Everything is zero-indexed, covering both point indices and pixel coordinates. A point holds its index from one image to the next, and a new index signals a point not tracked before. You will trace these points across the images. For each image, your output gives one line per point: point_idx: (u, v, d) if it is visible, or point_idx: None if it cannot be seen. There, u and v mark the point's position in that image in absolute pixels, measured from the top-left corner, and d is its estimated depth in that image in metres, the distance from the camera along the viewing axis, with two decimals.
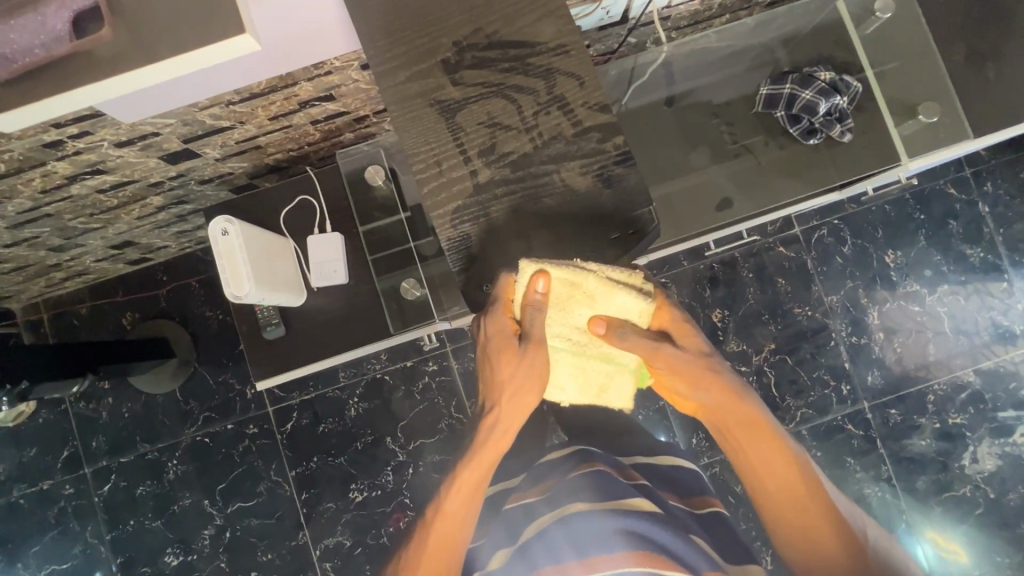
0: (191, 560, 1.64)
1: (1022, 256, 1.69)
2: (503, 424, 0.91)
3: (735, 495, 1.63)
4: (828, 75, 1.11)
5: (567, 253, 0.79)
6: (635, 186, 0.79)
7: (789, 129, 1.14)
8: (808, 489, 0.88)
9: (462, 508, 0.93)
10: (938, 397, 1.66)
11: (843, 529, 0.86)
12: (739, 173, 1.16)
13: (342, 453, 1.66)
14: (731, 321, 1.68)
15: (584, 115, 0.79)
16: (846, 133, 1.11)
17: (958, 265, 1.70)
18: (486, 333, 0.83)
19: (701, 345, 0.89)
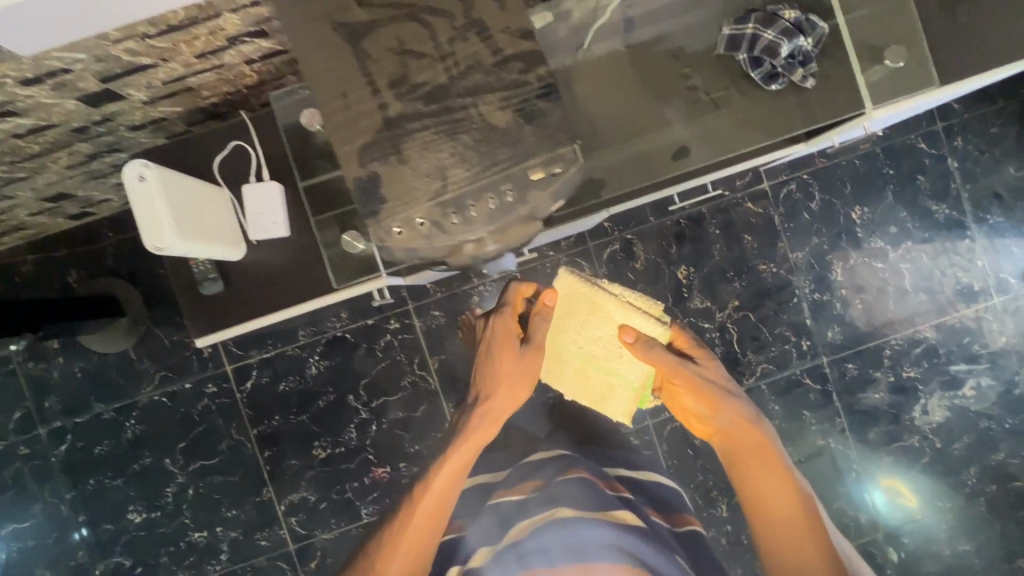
0: (155, 517, 1.64)
1: (985, 212, 1.69)
2: (494, 411, 1.20)
3: (694, 449, 1.67)
4: (792, 14, 1.03)
5: (484, 195, 0.76)
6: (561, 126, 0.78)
7: (750, 73, 1.06)
8: (804, 509, 1.06)
9: (447, 487, 1.13)
10: (894, 351, 1.69)
11: (831, 552, 1.02)
12: (701, 116, 1.09)
13: (304, 411, 1.65)
14: (696, 278, 1.67)
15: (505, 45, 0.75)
16: (808, 78, 1.04)
17: (923, 221, 1.69)
18: (497, 332, 1.22)
19: (711, 369, 1.23)
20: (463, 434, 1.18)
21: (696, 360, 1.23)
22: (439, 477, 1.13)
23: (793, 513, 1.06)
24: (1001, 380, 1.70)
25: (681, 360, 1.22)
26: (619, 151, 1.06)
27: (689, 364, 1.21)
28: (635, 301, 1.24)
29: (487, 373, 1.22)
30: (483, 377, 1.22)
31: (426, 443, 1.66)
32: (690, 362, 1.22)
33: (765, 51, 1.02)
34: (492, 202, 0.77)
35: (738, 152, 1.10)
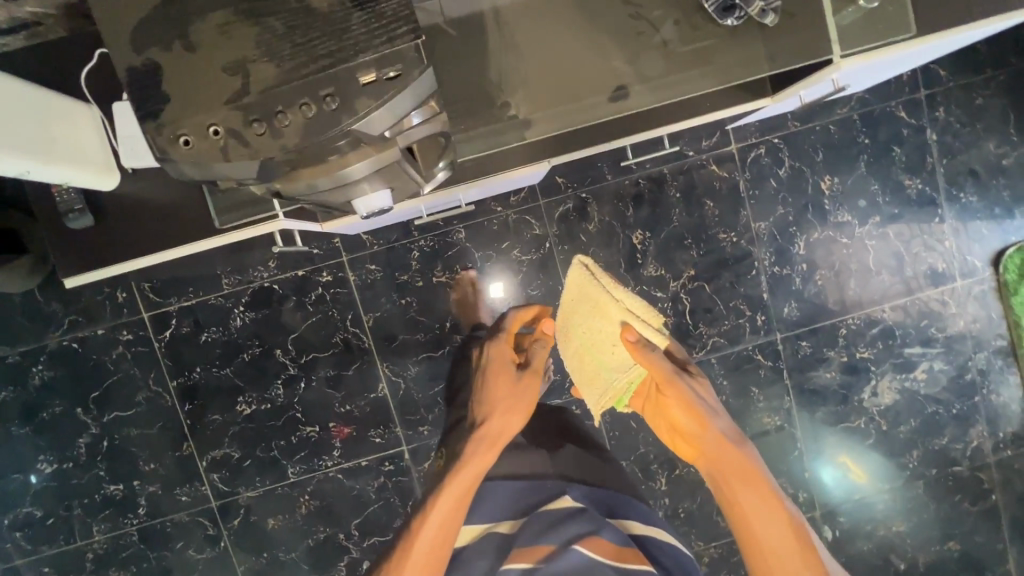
0: (66, 468, 1.55)
1: (959, 190, 1.60)
2: (493, 431, 1.16)
3: (638, 422, 1.62)
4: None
5: (297, 101, 0.56)
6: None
7: (704, 2, 0.94)
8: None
9: (449, 519, 1.06)
10: (850, 330, 1.63)
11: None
12: (641, 52, 0.96)
13: (227, 364, 1.55)
14: (652, 244, 1.57)
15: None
16: (768, 13, 0.92)
17: (893, 196, 1.60)
18: (493, 357, 1.25)
19: (697, 379, 1.19)
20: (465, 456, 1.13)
21: (681, 365, 1.23)
22: (438, 510, 1.06)
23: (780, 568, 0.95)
24: (954, 365, 1.66)
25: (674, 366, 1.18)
26: (531, 78, 0.95)
27: (677, 368, 1.18)
28: (636, 312, 1.20)
29: (485, 405, 1.19)
30: (483, 407, 1.20)
31: (357, 404, 1.58)
32: (676, 357, 1.25)
33: None
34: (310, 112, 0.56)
35: (682, 96, 0.97)
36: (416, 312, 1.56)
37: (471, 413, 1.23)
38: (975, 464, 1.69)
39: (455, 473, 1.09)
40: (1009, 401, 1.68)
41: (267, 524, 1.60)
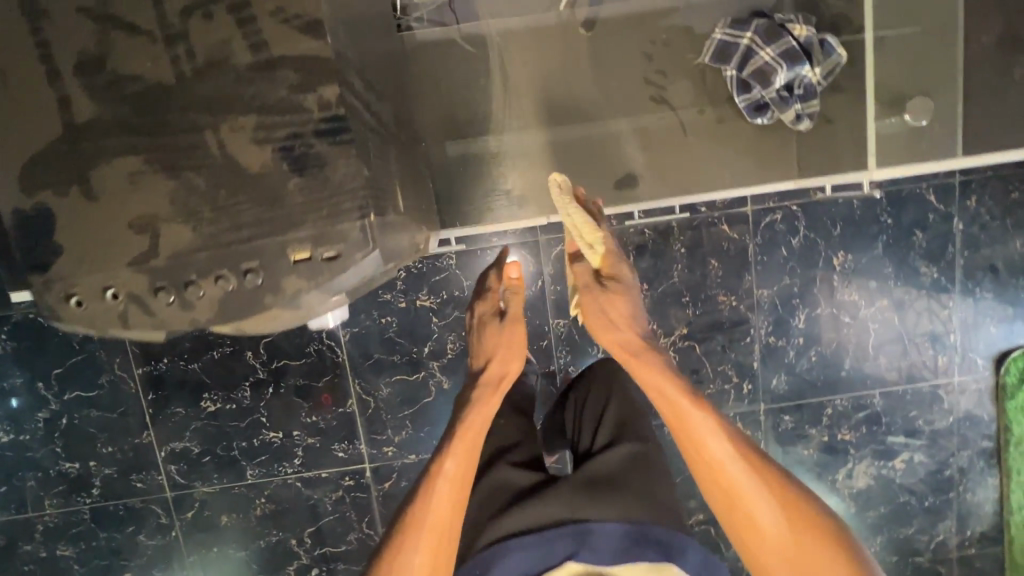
0: (23, 440, 1.53)
1: (975, 285, 1.53)
2: (493, 377, 1.12)
3: None
4: (803, 33, 1.31)
5: (223, 268, 0.84)
6: (328, 158, 0.83)
7: (743, 96, 1.35)
8: (740, 498, 0.89)
9: (465, 467, 1.01)
10: (836, 411, 1.58)
11: (772, 508, 0.87)
12: (647, 143, 1.40)
13: (196, 360, 1.51)
14: (647, 297, 1.50)
15: (268, 58, 0.81)
16: (799, 116, 1.35)
17: (906, 282, 1.52)
18: (481, 308, 1.21)
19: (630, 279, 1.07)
20: (470, 404, 1.09)
21: (618, 261, 1.07)
22: (452, 460, 1.00)
23: (722, 483, 0.90)
24: (935, 460, 1.62)
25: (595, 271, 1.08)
26: (555, 151, 1.40)
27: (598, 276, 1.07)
28: (576, 223, 1.07)
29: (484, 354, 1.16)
30: (483, 357, 1.15)
31: (323, 416, 1.54)
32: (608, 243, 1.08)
33: (756, 78, 1.31)
34: (231, 279, 0.85)
35: (679, 194, 1.43)
36: (394, 332, 1.50)
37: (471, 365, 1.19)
38: (936, 557, 1.67)
39: (465, 421, 1.04)
40: (984, 501, 1.65)
41: (220, 521, 1.58)
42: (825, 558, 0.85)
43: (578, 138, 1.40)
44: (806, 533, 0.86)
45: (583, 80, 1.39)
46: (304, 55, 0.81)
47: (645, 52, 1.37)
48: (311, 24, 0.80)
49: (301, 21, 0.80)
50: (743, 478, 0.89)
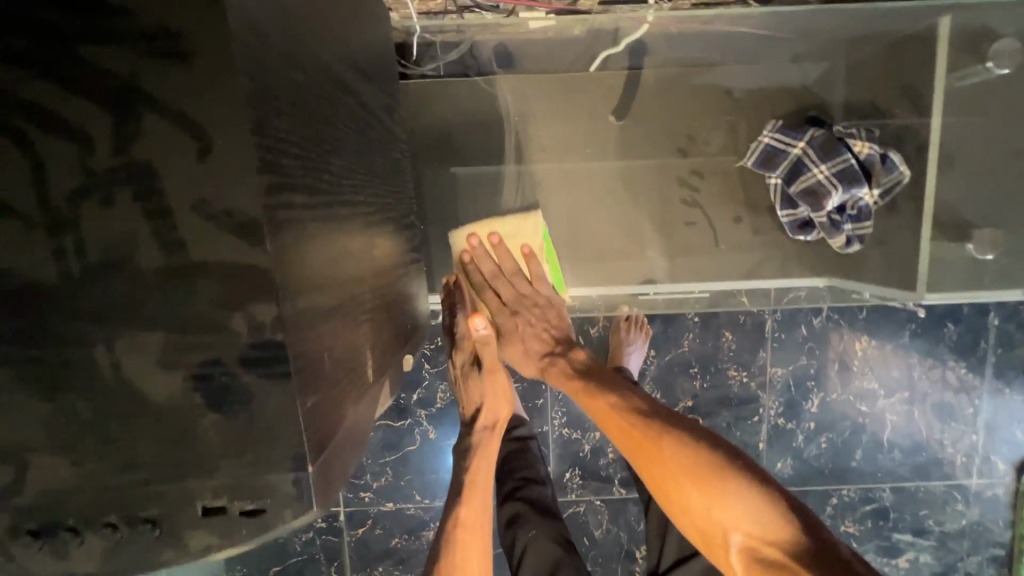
0: None
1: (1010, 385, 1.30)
2: (485, 446, 0.72)
3: (590, 541, 1.07)
4: (865, 149, 0.77)
5: None
6: (214, 453, 0.26)
7: (779, 212, 0.82)
8: (656, 448, 0.56)
9: (486, 511, 0.68)
10: (840, 502, 1.34)
11: (697, 450, 0.54)
12: (677, 231, 0.85)
13: None
14: (654, 366, 1.27)
15: (163, 259, 0.24)
16: (854, 242, 0.80)
17: (929, 372, 1.29)
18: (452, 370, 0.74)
19: (545, 313, 0.74)
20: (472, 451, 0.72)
21: (533, 298, 0.74)
22: (468, 540, 0.64)
23: (636, 435, 0.59)
24: (941, 561, 1.36)
25: (501, 312, 0.73)
26: (553, 221, 0.84)
27: (500, 325, 0.74)
28: (495, 262, 0.75)
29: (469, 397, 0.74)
30: (469, 400, 0.74)
31: None
32: (521, 280, 0.74)
33: (804, 194, 0.79)
34: None
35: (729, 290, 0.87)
36: None
37: (456, 480, 0.69)
38: None
39: (474, 469, 0.69)
40: None
41: None
42: (736, 493, 0.51)
43: (591, 250, 0.85)
44: (738, 486, 0.51)
45: (588, 130, 0.83)
46: (224, 261, 0.24)
47: (686, 138, 0.84)
48: (251, 208, 0.24)
49: (226, 203, 0.24)
50: (654, 423, 0.59)
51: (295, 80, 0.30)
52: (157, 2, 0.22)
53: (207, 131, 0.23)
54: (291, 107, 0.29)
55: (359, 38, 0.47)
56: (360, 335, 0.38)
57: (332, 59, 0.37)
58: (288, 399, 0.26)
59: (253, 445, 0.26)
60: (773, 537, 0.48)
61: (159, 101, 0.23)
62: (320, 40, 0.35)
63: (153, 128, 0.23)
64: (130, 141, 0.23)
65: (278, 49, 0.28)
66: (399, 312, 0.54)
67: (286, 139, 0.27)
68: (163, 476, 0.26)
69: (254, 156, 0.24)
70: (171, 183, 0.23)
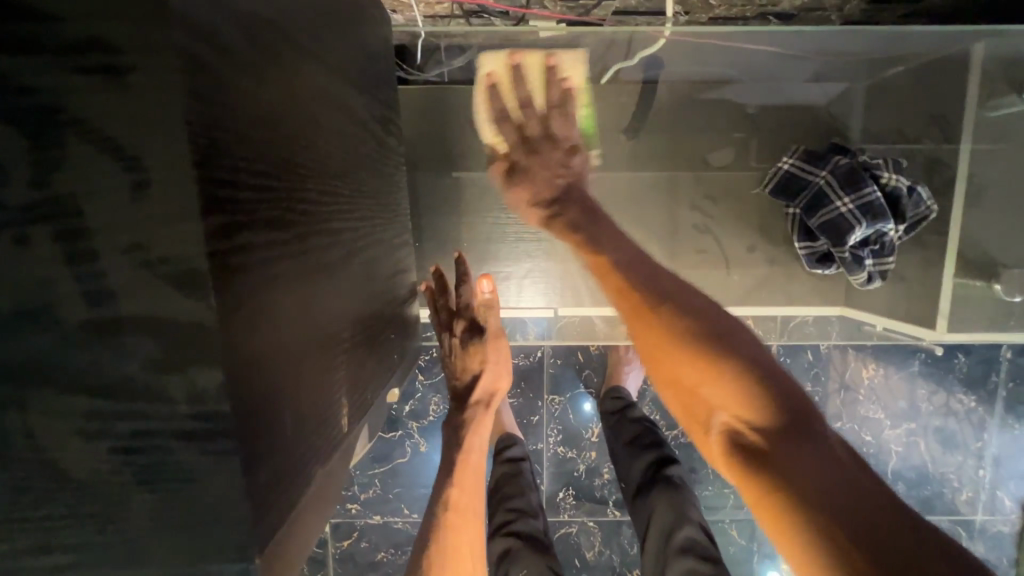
0: None
1: None
2: (475, 423, 0.66)
3: (581, 562, 1.02)
4: (893, 181, 0.70)
5: None
6: (150, 533, 0.22)
7: (797, 243, 0.77)
8: (649, 315, 0.46)
9: (476, 499, 0.61)
10: None
11: (699, 324, 0.44)
12: (682, 250, 0.81)
13: None
14: None
15: (89, 310, 0.20)
16: (875, 278, 0.75)
17: (937, 404, 1.07)
18: (446, 337, 0.70)
19: (567, 158, 0.66)
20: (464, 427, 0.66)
21: (557, 139, 0.65)
22: (463, 527, 0.57)
23: (630, 299, 0.49)
24: None
25: (523, 148, 0.66)
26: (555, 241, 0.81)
27: (518, 163, 0.67)
28: (528, 92, 0.65)
29: (466, 365, 0.70)
30: (462, 373, 0.69)
31: None
32: (555, 115, 0.65)
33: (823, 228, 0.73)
34: None
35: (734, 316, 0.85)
36: None
37: (440, 488, 0.60)
38: None
39: (468, 445, 0.63)
40: None
41: None
42: (728, 384, 0.41)
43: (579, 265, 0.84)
44: (737, 371, 0.42)
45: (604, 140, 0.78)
46: (158, 316, 0.20)
47: (698, 158, 0.79)
48: (192, 254, 0.20)
49: (166, 248, 0.20)
50: (655, 288, 0.48)
51: (263, 99, 0.26)
52: (89, 12, 0.18)
53: (143, 162, 0.19)
54: (257, 129, 0.25)
55: (347, 43, 0.42)
56: (333, 376, 0.34)
57: (311, 71, 0.33)
58: (233, 479, 0.22)
59: (187, 530, 0.22)
60: (764, 431, 0.40)
61: (90, 127, 0.19)
62: (299, 49, 0.31)
63: (78, 156, 0.19)
64: (53, 170, 0.19)
65: (239, 64, 0.24)
66: (381, 329, 0.49)
67: (242, 164, 0.23)
68: (87, 560, 0.22)
69: (198, 194, 0.20)
70: (99, 221, 0.20)
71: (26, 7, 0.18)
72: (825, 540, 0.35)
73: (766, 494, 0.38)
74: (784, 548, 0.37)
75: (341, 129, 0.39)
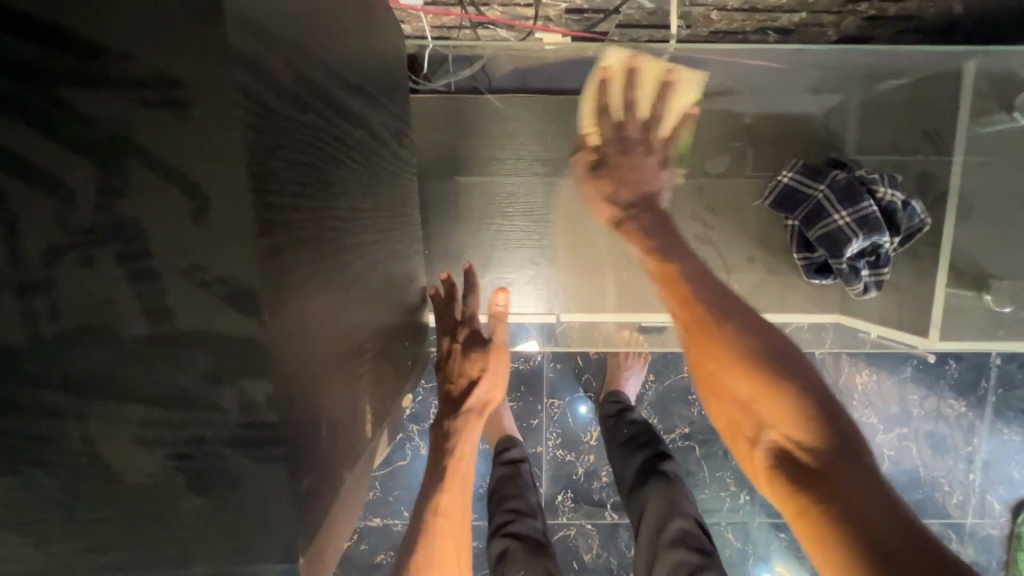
0: None
1: (1017, 427, 1.09)
2: (465, 427, 0.65)
3: (579, 564, 1.03)
4: (888, 196, 0.73)
5: None
6: (197, 534, 0.24)
7: (795, 254, 0.79)
8: (713, 336, 0.52)
9: (462, 505, 0.61)
10: None
11: (759, 348, 0.50)
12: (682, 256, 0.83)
13: None
14: None
15: (146, 326, 0.22)
16: (870, 289, 0.77)
17: (929, 408, 1.09)
18: (447, 344, 0.71)
19: (648, 170, 0.67)
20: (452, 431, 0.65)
21: (649, 146, 0.67)
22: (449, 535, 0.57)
23: (694, 321, 0.55)
24: None
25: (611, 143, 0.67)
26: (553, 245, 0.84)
27: (605, 157, 0.68)
28: (637, 95, 0.67)
29: (462, 371, 0.69)
30: (458, 378, 0.69)
31: None
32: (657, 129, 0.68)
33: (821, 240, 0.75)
34: None
35: None
36: None
37: (433, 492, 0.60)
38: None
39: (459, 452, 0.63)
40: None
41: None
42: (780, 406, 0.46)
43: (580, 271, 0.85)
44: (794, 396, 0.46)
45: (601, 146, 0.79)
46: (212, 332, 0.22)
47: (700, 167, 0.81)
48: (248, 276, 0.21)
49: (222, 270, 0.21)
50: (720, 312, 0.54)
51: (303, 123, 0.27)
52: (154, 51, 0.20)
53: (202, 189, 0.21)
54: (299, 153, 0.26)
55: (365, 63, 0.44)
56: (358, 385, 0.35)
57: (339, 90, 0.35)
58: (279, 484, 0.23)
59: (234, 534, 0.23)
60: (815, 451, 0.44)
61: (154, 157, 0.20)
62: (328, 70, 0.32)
63: (140, 184, 0.21)
64: (116, 196, 0.21)
65: (283, 92, 0.25)
66: (397, 338, 0.50)
67: (288, 188, 0.25)
68: (137, 559, 0.24)
69: (253, 220, 0.21)
70: (158, 244, 0.21)
71: (97, 47, 0.20)
72: (855, 551, 0.38)
73: (813, 505, 0.42)
74: (822, 556, 0.40)
75: (364, 145, 0.41)
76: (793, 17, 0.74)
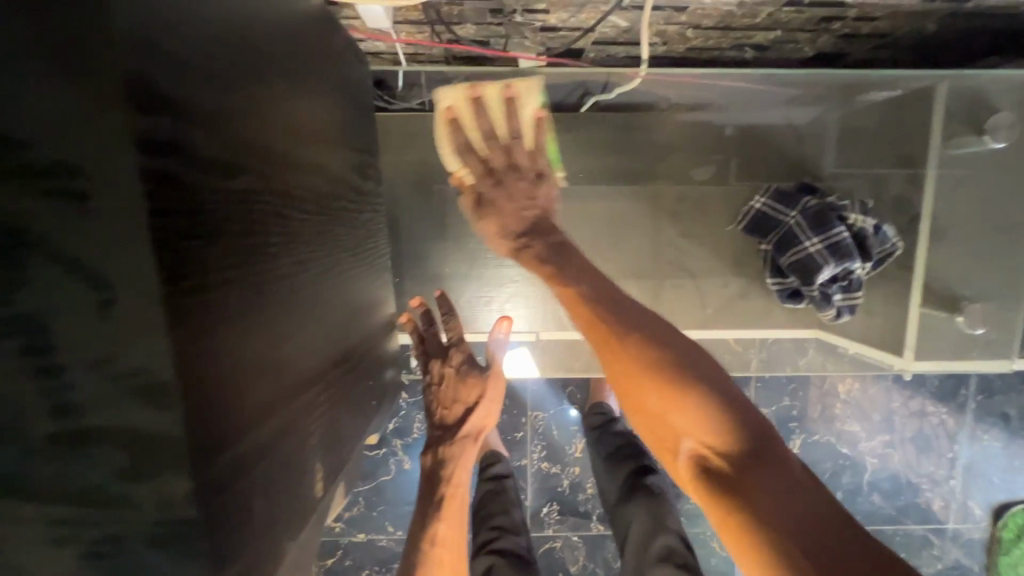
0: None
1: (998, 433, 1.10)
2: (460, 453, 0.65)
3: None
4: (859, 223, 0.73)
5: None
6: None
7: (770, 279, 0.80)
8: (617, 346, 0.49)
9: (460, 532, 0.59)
10: None
11: (663, 352, 0.47)
12: (663, 271, 0.82)
13: None
14: None
15: (55, 424, 0.20)
16: (843, 312, 0.77)
17: (911, 415, 1.10)
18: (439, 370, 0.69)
19: (532, 189, 0.66)
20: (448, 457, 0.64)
21: (521, 170, 0.66)
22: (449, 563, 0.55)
23: (596, 328, 0.51)
24: None
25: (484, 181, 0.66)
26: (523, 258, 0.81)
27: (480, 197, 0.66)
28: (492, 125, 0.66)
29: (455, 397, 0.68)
30: (454, 403, 0.68)
31: None
32: (516, 145, 0.67)
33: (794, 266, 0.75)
34: None
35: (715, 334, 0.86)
36: None
37: (420, 523, 0.57)
38: None
39: (456, 479, 0.62)
40: None
41: None
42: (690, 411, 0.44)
43: None
44: (701, 399, 0.44)
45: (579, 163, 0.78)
46: (127, 428, 0.21)
47: (680, 181, 0.80)
48: (161, 369, 0.20)
49: (133, 363, 0.20)
50: (620, 317, 0.50)
51: (233, 189, 0.26)
52: (54, 138, 0.19)
53: (109, 281, 0.20)
54: (229, 223, 0.25)
55: (319, 102, 0.42)
56: (307, 439, 0.34)
57: (285, 141, 0.34)
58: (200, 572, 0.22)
59: None
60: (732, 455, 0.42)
61: (56, 249, 0.19)
62: (269, 123, 0.31)
63: (41, 277, 0.19)
64: (15, 289, 0.19)
65: (207, 163, 0.24)
66: (357, 377, 0.49)
67: (213, 263, 0.24)
68: None
69: (166, 311, 0.20)
70: (64, 339, 0.20)
71: None
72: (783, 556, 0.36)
73: (736, 515, 0.39)
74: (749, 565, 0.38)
75: (316, 189, 0.39)
76: (768, 35, 0.73)
